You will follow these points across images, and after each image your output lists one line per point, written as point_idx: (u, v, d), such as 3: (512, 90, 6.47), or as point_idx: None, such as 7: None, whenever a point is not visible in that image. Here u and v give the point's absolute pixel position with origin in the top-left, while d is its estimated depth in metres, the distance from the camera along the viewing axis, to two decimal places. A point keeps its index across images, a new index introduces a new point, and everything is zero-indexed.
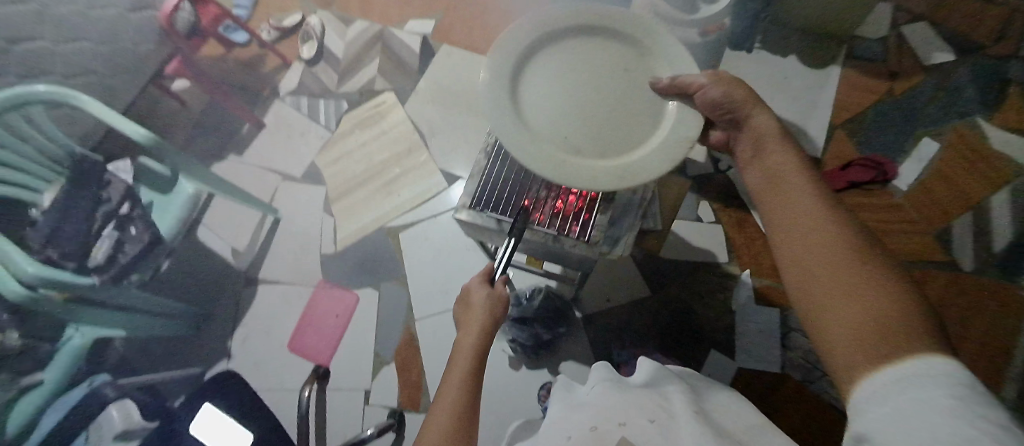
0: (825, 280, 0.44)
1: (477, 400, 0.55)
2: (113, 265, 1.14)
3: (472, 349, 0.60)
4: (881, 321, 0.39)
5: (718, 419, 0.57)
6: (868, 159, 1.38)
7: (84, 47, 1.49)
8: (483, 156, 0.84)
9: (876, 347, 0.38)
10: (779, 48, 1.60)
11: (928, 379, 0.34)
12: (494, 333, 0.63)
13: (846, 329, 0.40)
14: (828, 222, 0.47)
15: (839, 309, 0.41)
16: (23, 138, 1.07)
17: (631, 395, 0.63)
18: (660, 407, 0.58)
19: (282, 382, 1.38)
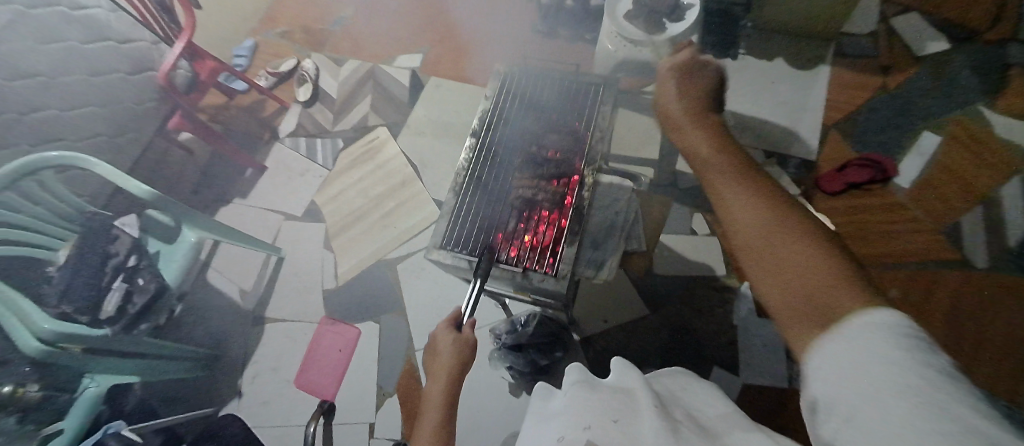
0: (774, 254, 0.44)
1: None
2: (124, 315, 1.17)
3: (441, 397, 0.61)
4: (823, 288, 0.39)
5: (680, 415, 0.59)
6: (866, 158, 1.35)
7: (92, 111, 1.46)
8: (452, 197, 0.88)
9: (819, 314, 0.38)
10: (763, 52, 1.55)
11: (872, 335, 0.33)
12: (463, 376, 0.64)
13: (794, 298, 0.41)
14: (767, 201, 0.49)
15: (785, 277, 0.42)
16: (36, 201, 1.14)
17: (604, 396, 0.62)
18: (626, 410, 0.58)
19: (290, 419, 1.40)
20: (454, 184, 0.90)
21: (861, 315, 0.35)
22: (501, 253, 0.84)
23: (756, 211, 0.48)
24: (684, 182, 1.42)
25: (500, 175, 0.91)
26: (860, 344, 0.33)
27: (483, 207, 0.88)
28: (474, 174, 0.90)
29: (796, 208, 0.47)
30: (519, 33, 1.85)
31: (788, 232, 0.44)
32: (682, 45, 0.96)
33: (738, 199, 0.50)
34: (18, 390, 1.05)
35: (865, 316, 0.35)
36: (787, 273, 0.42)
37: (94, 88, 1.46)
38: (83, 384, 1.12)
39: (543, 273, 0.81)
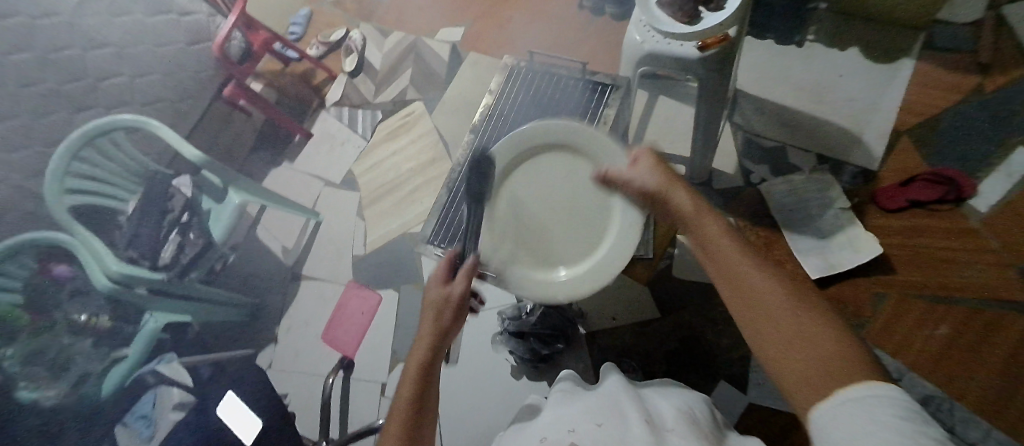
0: (783, 323, 0.47)
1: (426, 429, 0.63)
2: (177, 264, 1.36)
3: (422, 366, 0.65)
4: (830, 358, 0.41)
5: (660, 419, 0.62)
6: (936, 173, 1.16)
7: (152, 79, 1.66)
8: (446, 195, 1.03)
9: (823, 389, 0.39)
10: (835, 41, 1.39)
11: (880, 400, 0.34)
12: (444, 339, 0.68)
13: (796, 369, 0.43)
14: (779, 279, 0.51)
15: (794, 349, 0.44)
16: (111, 158, 1.35)
17: (593, 404, 0.68)
18: (613, 415, 0.62)
19: (313, 369, 1.54)
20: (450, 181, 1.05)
21: (861, 386, 0.36)
22: (491, 253, 0.98)
23: (760, 285, 0.51)
24: (719, 183, 1.33)
25: (493, 173, 1.04)
26: (859, 415, 0.34)
27: (472, 205, 1.02)
28: (468, 170, 1.04)
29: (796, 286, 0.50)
30: (563, 9, 1.78)
31: (795, 309, 0.47)
32: (718, 38, 0.87)
33: (749, 274, 0.53)
34: (93, 320, 1.30)
35: (861, 389, 0.36)
36: (793, 347, 0.45)
37: (158, 59, 1.66)
38: (144, 320, 1.31)
39: (520, 278, 0.93)
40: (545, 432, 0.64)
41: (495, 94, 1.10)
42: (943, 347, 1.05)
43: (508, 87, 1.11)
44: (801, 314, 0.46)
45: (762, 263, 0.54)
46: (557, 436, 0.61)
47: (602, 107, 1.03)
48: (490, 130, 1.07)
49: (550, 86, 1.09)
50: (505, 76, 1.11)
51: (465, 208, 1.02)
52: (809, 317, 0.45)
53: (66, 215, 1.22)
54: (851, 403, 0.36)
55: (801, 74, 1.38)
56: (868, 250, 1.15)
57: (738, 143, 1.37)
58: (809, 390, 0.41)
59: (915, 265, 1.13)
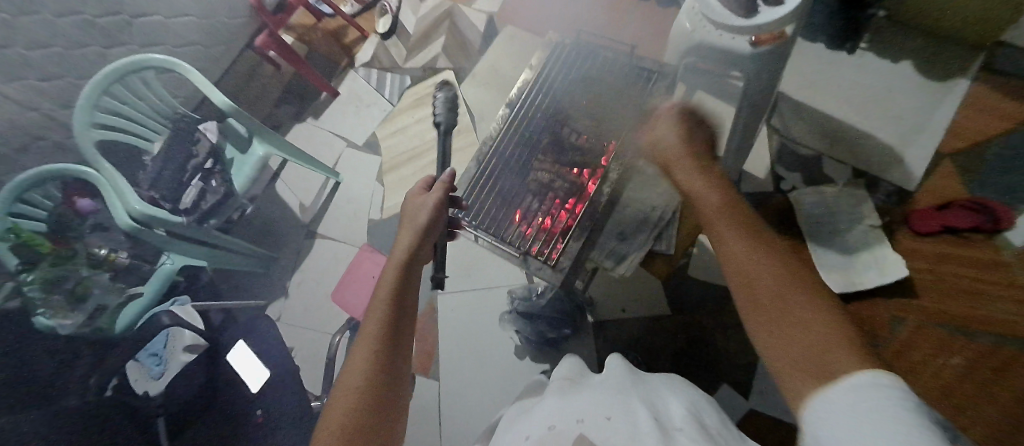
0: (786, 307, 0.53)
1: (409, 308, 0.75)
2: (197, 209, 1.37)
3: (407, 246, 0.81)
4: (827, 343, 0.48)
5: (666, 415, 0.63)
6: (974, 200, 1.09)
7: (189, 21, 1.64)
8: (474, 167, 1.01)
9: (820, 366, 0.46)
10: (888, 51, 1.33)
11: (873, 387, 0.39)
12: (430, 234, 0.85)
13: (799, 352, 0.49)
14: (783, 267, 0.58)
15: (797, 334, 0.50)
16: (140, 97, 1.35)
17: (602, 396, 0.68)
18: (623, 409, 0.62)
19: (321, 326, 1.57)
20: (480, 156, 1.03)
21: (854, 374, 0.42)
22: (515, 231, 0.97)
23: (766, 271, 0.57)
24: (748, 186, 1.30)
25: (526, 152, 1.02)
26: (857, 399, 0.39)
27: (502, 184, 1.01)
28: (502, 146, 1.02)
29: (797, 273, 0.57)
30: None
31: (796, 296, 0.53)
32: (773, 34, 0.84)
33: (759, 260, 0.59)
34: (113, 255, 1.34)
35: (855, 378, 0.42)
36: (788, 332, 0.51)
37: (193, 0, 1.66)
38: (162, 261, 1.37)
39: (542, 260, 0.93)
40: (552, 420, 0.65)
41: (536, 71, 1.07)
42: (955, 380, 1.02)
43: (549, 65, 1.07)
44: (804, 301, 0.53)
45: (768, 250, 0.60)
46: (566, 426, 0.61)
47: (646, 95, 0.99)
48: (527, 107, 1.05)
49: (592, 67, 1.06)
50: (547, 53, 1.08)
51: (493, 181, 1.01)
52: (810, 305, 0.52)
53: (93, 148, 1.22)
54: (849, 388, 0.41)
55: (845, 82, 1.34)
56: (895, 270, 1.12)
57: (772, 149, 1.37)
58: (806, 371, 0.47)
59: (942, 293, 1.10)
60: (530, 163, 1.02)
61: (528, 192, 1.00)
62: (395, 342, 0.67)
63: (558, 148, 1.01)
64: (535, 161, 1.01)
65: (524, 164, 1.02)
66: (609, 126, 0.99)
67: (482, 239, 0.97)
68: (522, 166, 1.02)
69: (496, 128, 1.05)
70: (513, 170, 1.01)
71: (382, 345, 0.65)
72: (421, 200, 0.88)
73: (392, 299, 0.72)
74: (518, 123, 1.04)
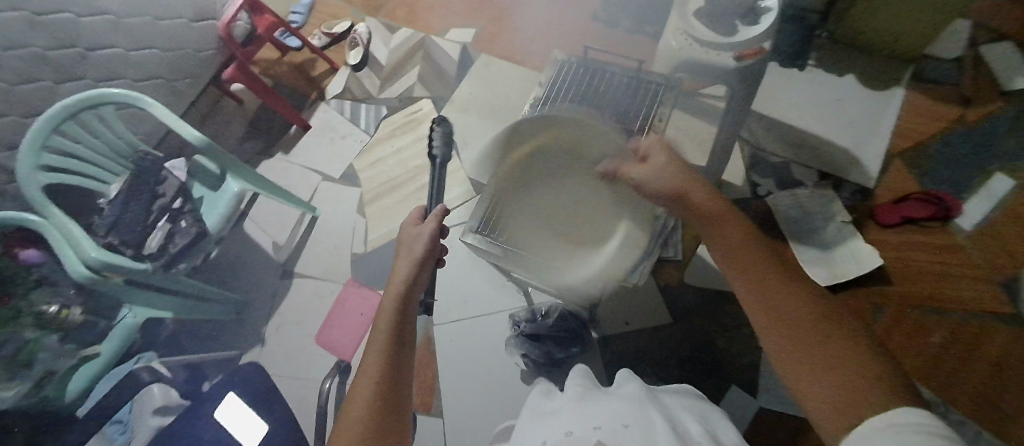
0: (810, 342, 0.51)
1: (406, 341, 0.73)
2: (164, 254, 1.24)
3: (406, 277, 0.80)
4: (855, 383, 0.45)
5: (684, 427, 0.61)
6: (929, 193, 1.26)
7: (153, 54, 1.47)
8: (493, 183, 0.93)
9: (855, 407, 0.43)
10: (835, 66, 1.50)
11: (910, 430, 0.37)
12: (428, 263, 0.84)
13: (821, 394, 0.47)
14: (807, 302, 0.55)
15: (822, 371, 0.48)
16: (96, 135, 1.23)
17: (614, 407, 0.66)
18: (640, 418, 0.62)
19: (307, 372, 1.45)
20: (498, 174, 0.93)
21: (892, 416, 0.40)
22: None
23: (789, 306, 0.55)
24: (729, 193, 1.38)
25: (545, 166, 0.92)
26: (897, 444, 0.37)
27: (526, 197, 0.90)
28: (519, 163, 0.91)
29: (824, 310, 0.54)
30: (576, 18, 1.82)
31: (821, 329, 0.51)
32: (754, 50, 0.92)
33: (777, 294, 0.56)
34: (64, 312, 1.18)
35: (895, 419, 0.39)
36: (822, 373, 0.48)
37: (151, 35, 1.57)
38: (122, 314, 1.19)
39: None
40: (570, 426, 0.64)
41: (547, 89, 1.00)
42: (931, 360, 1.11)
43: (560, 84, 1.00)
44: (832, 336, 0.50)
45: (783, 280, 0.58)
46: (584, 432, 0.61)
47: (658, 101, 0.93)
48: (542, 120, 0.96)
49: (606, 86, 0.98)
50: (556, 71, 1.01)
51: (513, 197, 0.93)
52: (840, 339, 0.50)
53: (40, 194, 1.11)
54: (889, 427, 0.39)
55: (798, 96, 1.48)
56: (870, 261, 1.22)
57: (746, 158, 1.43)
58: (837, 418, 0.44)
59: (914, 280, 1.20)
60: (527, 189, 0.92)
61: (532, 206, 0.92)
62: (394, 370, 0.68)
63: (579, 156, 0.90)
64: (538, 171, 0.91)
65: (523, 173, 0.91)
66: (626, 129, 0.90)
67: None
68: (541, 179, 0.90)
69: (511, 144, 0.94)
70: (523, 183, 0.92)
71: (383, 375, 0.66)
72: (415, 230, 0.87)
73: (388, 327, 0.73)
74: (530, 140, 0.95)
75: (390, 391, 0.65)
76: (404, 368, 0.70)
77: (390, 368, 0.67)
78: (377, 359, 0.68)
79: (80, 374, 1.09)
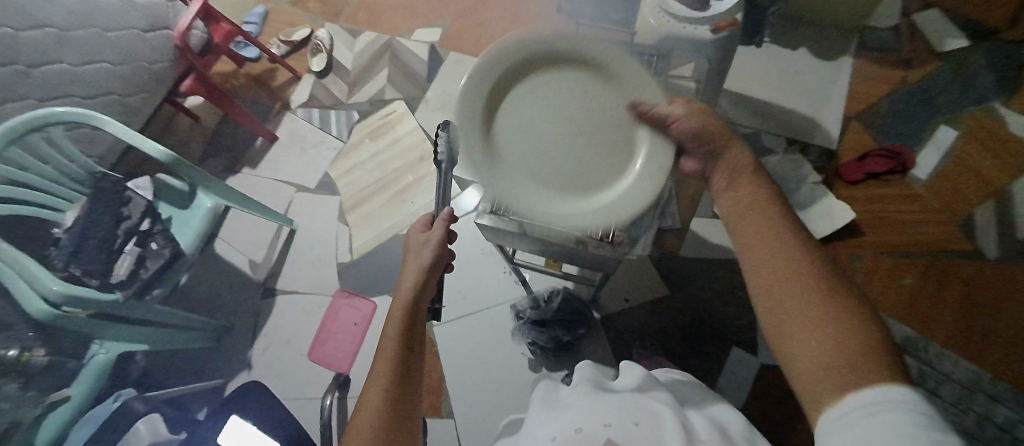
0: (797, 295, 0.49)
1: (415, 358, 0.62)
2: (136, 280, 1.14)
3: (410, 294, 0.66)
4: (843, 346, 0.44)
5: (696, 425, 0.55)
6: (888, 149, 1.37)
7: (105, 68, 1.36)
8: None
9: (840, 373, 0.43)
10: (787, 42, 1.59)
11: (894, 409, 0.38)
12: (433, 277, 0.70)
13: (806, 357, 0.46)
14: (802, 255, 0.52)
15: (808, 331, 0.46)
16: (46, 160, 1.12)
17: (620, 407, 0.57)
18: (649, 413, 0.55)
19: (304, 391, 1.37)
20: (506, 153, 0.90)
21: (876, 391, 0.40)
22: (549, 219, 0.88)
23: (782, 259, 0.51)
24: None
25: None
26: (879, 421, 0.38)
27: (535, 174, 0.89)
28: None
29: (817, 262, 0.51)
30: (541, 13, 1.85)
31: (814, 285, 0.48)
32: (728, 23, 0.96)
33: (773, 246, 0.53)
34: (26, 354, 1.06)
35: (876, 394, 0.40)
36: (809, 328, 0.46)
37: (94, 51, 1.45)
38: (92, 351, 1.09)
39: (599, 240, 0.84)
40: (580, 421, 0.57)
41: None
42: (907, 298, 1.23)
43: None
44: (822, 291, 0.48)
45: (778, 232, 0.54)
46: (594, 429, 0.54)
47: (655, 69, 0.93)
48: None
49: None
50: None
51: None
52: (832, 293, 0.47)
53: None
54: (868, 403, 0.40)
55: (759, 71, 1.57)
56: (843, 215, 1.31)
57: None
58: (820, 380, 0.44)
59: (881, 227, 1.31)
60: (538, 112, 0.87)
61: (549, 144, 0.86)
62: (408, 382, 0.59)
63: None
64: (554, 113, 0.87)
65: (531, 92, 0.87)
66: None
67: (535, 232, 0.84)
68: None
69: (513, 124, 0.93)
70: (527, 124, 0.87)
71: (392, 393, 0.57)
72: (421, 238, 0.74)
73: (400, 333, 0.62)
74: None
75: (403, 406, 0.57)
76: (413, 389, 0.60)
77: (399, 390, 0.57)
78: (379, 382, 0.57)
79: (48, 427, 0.97)
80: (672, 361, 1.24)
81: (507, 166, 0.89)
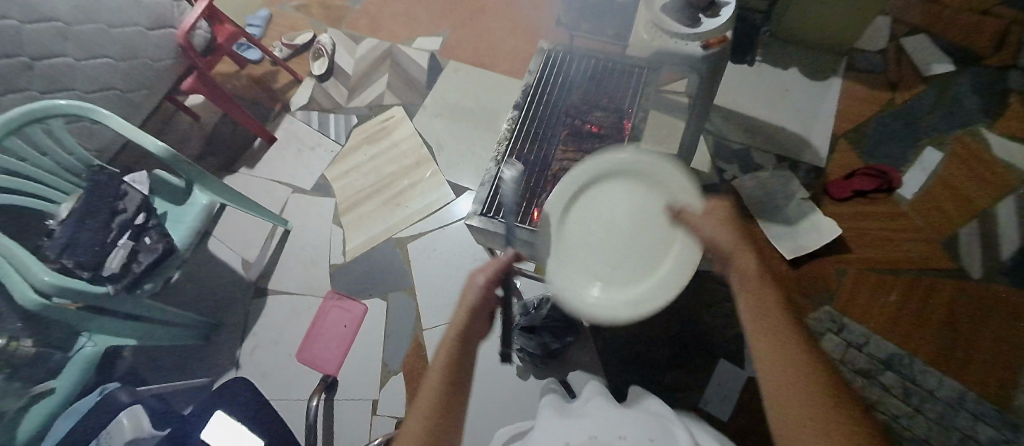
0: (801, 379, 0.47)
1: (457, 406, 0.56)
2: (127, 274, 1.12)
3: (458, 331, 0.62)
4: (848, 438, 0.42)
5: None
6: (872, 168, 1.39)
7: (106, 63, 1.38)
8: (493, 166, 0.91)
9: None
10: (779, 61, 1.64)
11: None
12: (481, 315, 0.65)
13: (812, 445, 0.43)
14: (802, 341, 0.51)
15: (812, 417, 0.45)
16: (43, 151, 1.13)
17: (629, 424, 0.60)
18: (664, 434, 0.56)
19: (290, 391, 1.37)
20: (499, 158, 0.92)
21: None
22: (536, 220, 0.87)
23: (790, 343, 0.50)
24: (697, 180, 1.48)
25: (542, 151, 0.94)
26: None
27: (528, 177, 0.91)
28: (519, 148, 0.93)
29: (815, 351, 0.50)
30: (539, 25, 1.89)
31: (816, 374, 0.47)
32: (719, 39, 0.94)
33: (780, 326, 0.52)
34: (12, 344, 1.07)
35: None
36: (814, 417, 0.44)
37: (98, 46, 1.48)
38: (79, 343, 1.09)
39: None
40: (593, 431, 0.58)
41: (536, 76, 1.01)
42: (895, 312, 1.24)
43: (549, 72, 1.02)
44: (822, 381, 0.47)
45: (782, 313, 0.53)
46: (607, 438, 0.55)
47: (642, 85, 0.98)
48: (536, 107, 0.98)
49: (591, 72, 1.02)
50: (543, 60, 1.03)
51: (515, 179, 0.91)
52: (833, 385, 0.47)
53: None
54: None
55: (751, 90, 1.61)
56: (830, 231, 1.33)
57: (709, 146, 1.53)
58: None
59: (867, 244, 1.33)
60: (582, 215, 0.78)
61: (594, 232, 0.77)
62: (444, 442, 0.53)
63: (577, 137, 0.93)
64: (601, 196, 0.79)
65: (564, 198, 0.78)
66: (618, 112, 0.95)
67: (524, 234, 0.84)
68: (541, 162, 0.93)
69: (506, 130, 0.95)
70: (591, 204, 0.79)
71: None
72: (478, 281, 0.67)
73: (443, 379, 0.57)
74: (530, 126, 0.96)
75: None
76: (451, 443, 0.53)
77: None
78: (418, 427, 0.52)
79: (30, 418, 0.97)
80: (658, 371, 1.25)
81: (500, 169, 0.90)
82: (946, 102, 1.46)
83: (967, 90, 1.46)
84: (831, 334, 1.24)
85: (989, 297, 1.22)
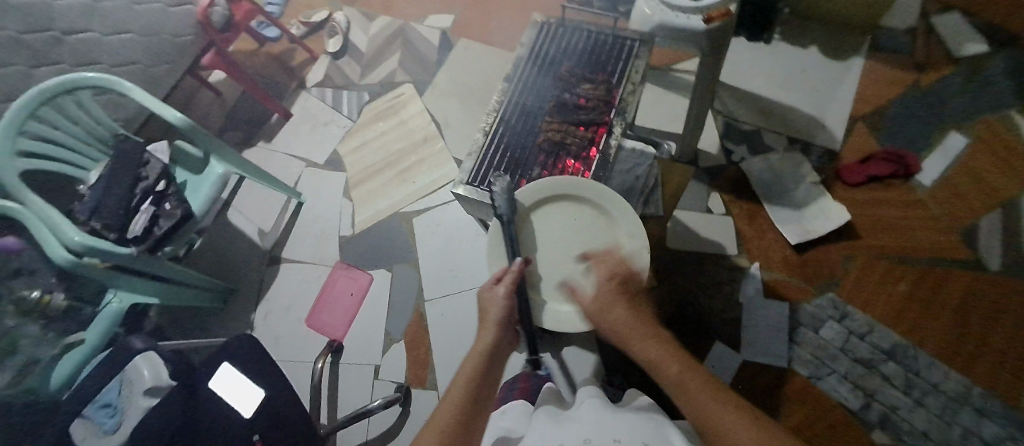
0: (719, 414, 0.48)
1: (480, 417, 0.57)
2: (150, 236, 1.20)
3: (488, 346, 0.68)
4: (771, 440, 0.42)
5: None
6: (889, 153, 1.34)
7: (129, 38, 1.46)
8: (482, 138, 0.93)
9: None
10: (797, 40, 1.58)
11: None
12: (506, 332, 0.71)
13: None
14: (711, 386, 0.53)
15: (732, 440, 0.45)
16: (74, 120, 1.22)
17: (625, 425, 0.56)
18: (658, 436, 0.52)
19: (298, 354, 1.45)
20: (487, 130, 0.94)
21: None
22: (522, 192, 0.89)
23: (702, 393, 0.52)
24: (704, 162, 1.46)
25: (530, 123, 0.95)
26: None
27: (511, 147, 0.92)
28: (507, 120, 0.95)
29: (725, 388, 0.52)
30: (553, 3, 1.87)
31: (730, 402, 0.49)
32: (722, 12, 0.88)
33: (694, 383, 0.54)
34: (46, 299, 1.19)
35: None
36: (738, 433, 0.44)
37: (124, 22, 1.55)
38: (105, 300, 1.19)
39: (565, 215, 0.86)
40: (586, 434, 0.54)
41: (527, 49, 1.02)
42: (902, 302, 1.20)
43: (541, 45, 1.03)
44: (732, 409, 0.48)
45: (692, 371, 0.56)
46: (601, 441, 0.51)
47: (633, 58, 0.97)
48: (527, 80, 0.99)
49: (583, 44, 1.02)
50: (535, 33, 1.04)
51: (503, 150, 0.93)
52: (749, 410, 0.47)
53: (14, 178, 1.07)
54: None
55: (766, 69, 1.55)
56: (838, 217, 1.29)
57: (719, 127, 1.50)
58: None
59: (878, 231, 1.29)
60: (543, 234, 0.84)
61: (551, 253, 0.83)
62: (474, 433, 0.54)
63: (564, 109, 0.93)
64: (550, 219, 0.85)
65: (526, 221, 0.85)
66: (606, 85, 0.95)
67: None
68: (528, 135, 0.94)
69: (495, 103, 0.97)
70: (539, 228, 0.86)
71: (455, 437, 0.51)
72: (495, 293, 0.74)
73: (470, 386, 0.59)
74: (519, 99, 0.98)
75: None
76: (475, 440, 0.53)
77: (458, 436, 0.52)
78: (450, 398, 0.57)
79: (65, 363, 1.07)
80: None
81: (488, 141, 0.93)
82: (975, 85, 1.38)
83: (1002, 69, 1.37)
84: (832, 322, 1.21)
85: (1010, 289, 1.16)
